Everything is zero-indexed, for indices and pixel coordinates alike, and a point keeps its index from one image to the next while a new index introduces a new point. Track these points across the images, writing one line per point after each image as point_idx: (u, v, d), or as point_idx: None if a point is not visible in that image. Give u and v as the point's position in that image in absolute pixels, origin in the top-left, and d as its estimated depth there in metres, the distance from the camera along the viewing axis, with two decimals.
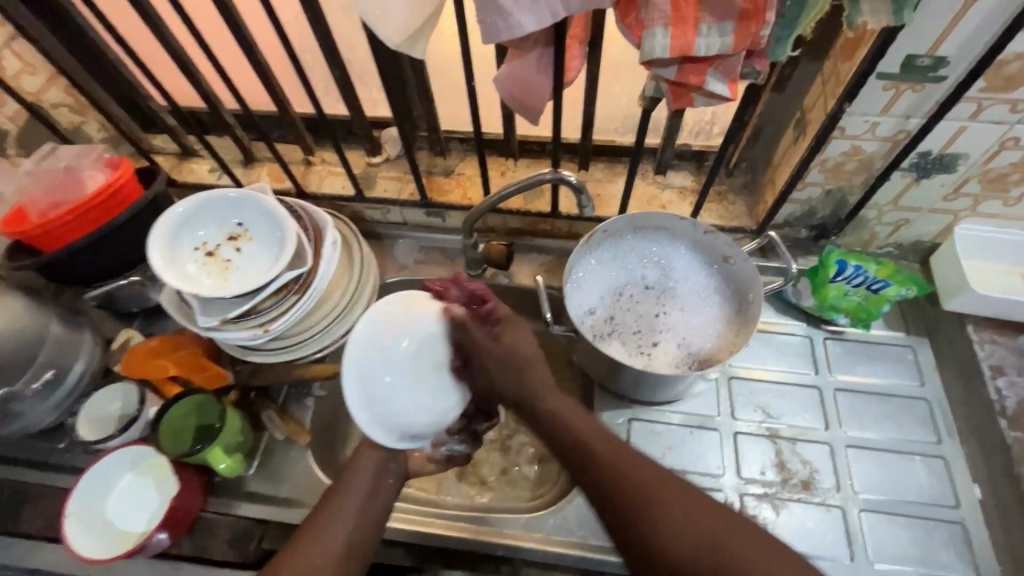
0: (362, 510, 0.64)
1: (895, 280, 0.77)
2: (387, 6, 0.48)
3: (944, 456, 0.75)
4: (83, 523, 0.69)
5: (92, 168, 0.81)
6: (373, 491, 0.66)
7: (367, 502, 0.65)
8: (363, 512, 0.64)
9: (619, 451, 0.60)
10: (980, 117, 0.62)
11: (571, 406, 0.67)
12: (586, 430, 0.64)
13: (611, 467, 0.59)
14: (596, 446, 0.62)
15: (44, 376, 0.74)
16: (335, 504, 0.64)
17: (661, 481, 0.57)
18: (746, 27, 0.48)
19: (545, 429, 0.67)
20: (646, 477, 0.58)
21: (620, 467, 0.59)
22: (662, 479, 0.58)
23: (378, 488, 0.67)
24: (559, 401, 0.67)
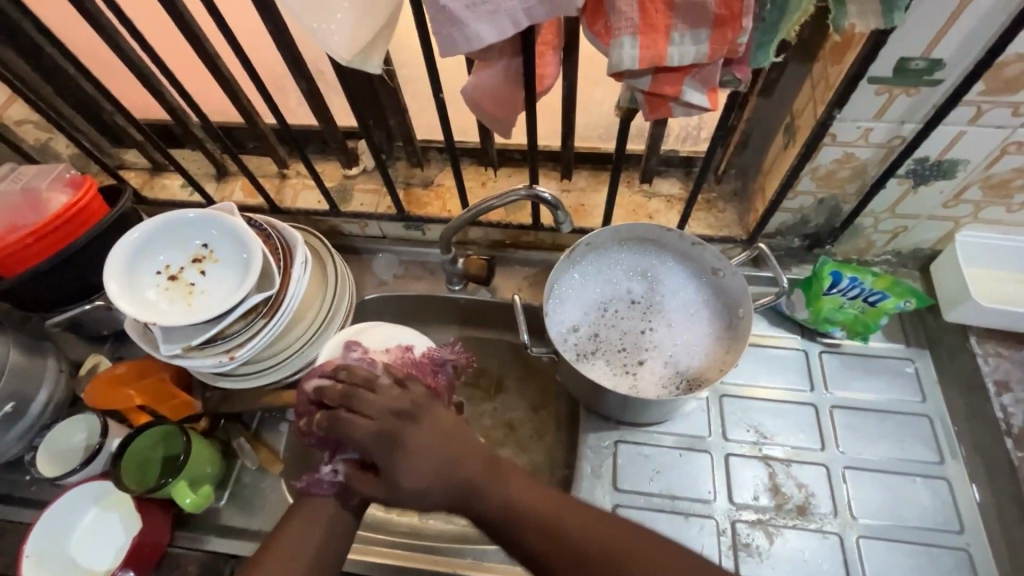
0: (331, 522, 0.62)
1: (893, 292, 0.72)
2: (335, 20, 0.45)
3: (947, 477, 0.71)
4: (44, 564, 0.66)
5: (52, 189, 0.77)
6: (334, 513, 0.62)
7: (331, 522, 0.62)
8: (328, 529, 0.62)
9: (573, 527, 0.55)
10: (981, 121, 0.58)
11: (506, 474, 0.59)
12: (536, 505, 0.57)
13: (581, 541, 0.54)
14: (553, 514, 0.56)
15: (3, 409, 0.71)
16: (304, 517, 0.62)
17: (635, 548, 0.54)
18: (722, 34, 0.44)
19: (498, 522, 0.57)
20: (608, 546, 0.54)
21: (584, 534, 0.55)
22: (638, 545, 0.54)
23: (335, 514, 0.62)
24: (510, 485, 0.58)
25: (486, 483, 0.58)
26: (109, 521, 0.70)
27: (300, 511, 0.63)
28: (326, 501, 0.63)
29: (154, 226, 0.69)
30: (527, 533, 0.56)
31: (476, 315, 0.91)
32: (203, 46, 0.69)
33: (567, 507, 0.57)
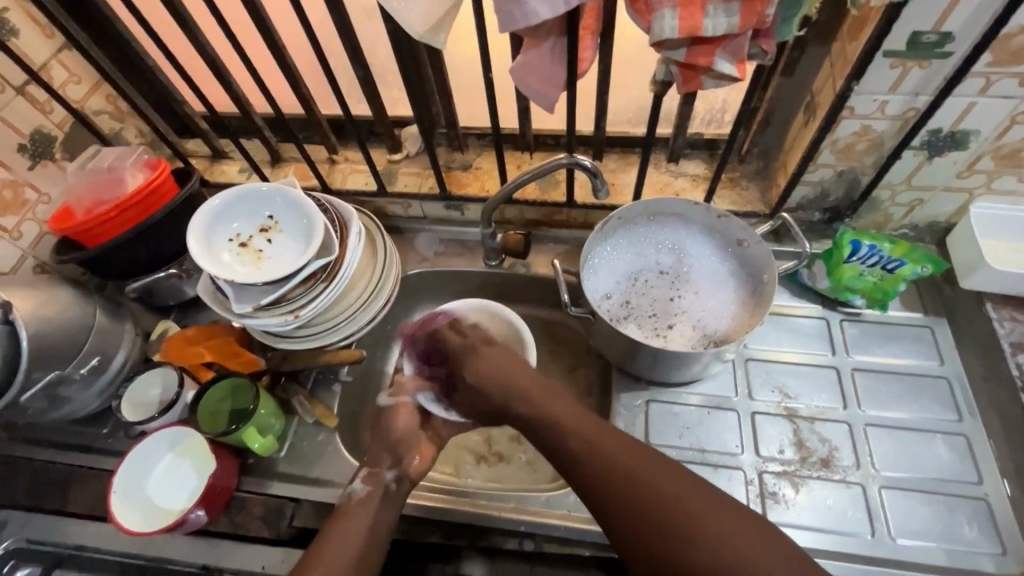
0: (377, 518, 0.66)
1: (911, 258, 0.77)
2: (409, 0, 0.52)
3: (965, 434, 0.75)
4: (127, 500, 0.73)
5: (133, 168, 0.85)
6: (378, 514, 0.67)
7: (376, 519, 0.66)
8: (375, 525, 0.66)
9: (605, 440, 0.61)
10: (990, 92, 0.63)
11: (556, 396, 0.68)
12: (579, 421, 0.64)
13: (609, 447, 0.61)
14: (588, 431, 0.63)
15: (90, 362, 0.78)
16: (351, 515, 0.66)
17: (652, 469, 0.58)
18: (752, 7, 0.50)
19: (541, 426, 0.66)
20: (629, 459, 0.60)
21: (618, 450, 0.61)
22: (657, 464, 0.59)
23: (380, 518, 0.67)
24: (551, 400, 0.68)
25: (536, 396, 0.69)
26: (182, 465, 0.77)
27: (345, 510, 0.67)
28: (364, 503, 0.67)
29: (228, 198, 0.77)
30: (567, 437, 0.63)
31: (512, 289, 0.97)
32: (273, 37, 0.76)
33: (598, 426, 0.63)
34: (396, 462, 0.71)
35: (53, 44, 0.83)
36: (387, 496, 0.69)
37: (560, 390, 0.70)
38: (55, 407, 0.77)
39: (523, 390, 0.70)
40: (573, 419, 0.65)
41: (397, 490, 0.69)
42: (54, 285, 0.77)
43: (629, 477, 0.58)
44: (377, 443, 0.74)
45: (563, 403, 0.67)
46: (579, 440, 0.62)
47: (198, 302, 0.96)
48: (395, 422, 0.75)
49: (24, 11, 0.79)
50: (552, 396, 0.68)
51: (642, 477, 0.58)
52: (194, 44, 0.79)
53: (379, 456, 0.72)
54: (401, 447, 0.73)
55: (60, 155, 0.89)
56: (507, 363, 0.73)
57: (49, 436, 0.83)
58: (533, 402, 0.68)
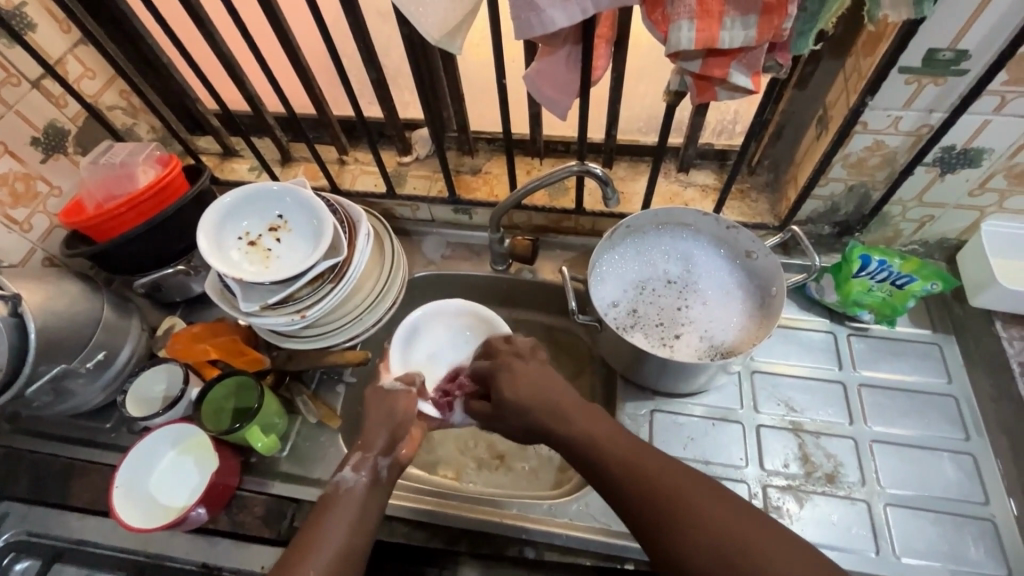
0: (364, 507, 0.65)
1: (920, 275, 0.76)
2: (426, 4, 0.52)
3: (972, 453, 0.74)
4: (130, 495, 0.73)
5: (145, 164, 0.85)
6: (366, 505, 0.65)
7: (363, 510, 0.64)
8: (361, 517, 0.64)
9: (640, 461, 0.59)
10: (1004, 110, 0.63)
11: (596, 419, 0.64)
12: (624, 446, 0.61)
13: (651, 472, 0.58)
14: (632, 456, 0.60)
15: (96, 356, 0.78)
16: (338, 503, 0.64)
17: (709, 497, 0.55)
18: (769, 20, 0.50)
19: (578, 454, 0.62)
20: (681, 482, 0.57)
21: (667, 474, 0.58)
22: (710, 488, 0.56)
23: (366, 508, 0.65)
24: (587, 420, 0.64)
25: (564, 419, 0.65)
26: (185, 463, 0.77)
27: (332, 499, 0.65)
28: (356, 491, 0.65)
29: (238, 196, 0.77)
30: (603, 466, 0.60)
31: (518, 294, 0.97)
32: (289, 39, 0.77)
33: (642, 447, 0.61)
34: (390, 450, 0.70)
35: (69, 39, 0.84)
36: (376, 484, 0.67)
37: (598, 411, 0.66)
38: (60, 400, 0.77)
39: (556, 412, 0.65)
40: (617, 442, 0.61)
41: (388, 477, 0.68)
42: (63, 279, 0.77)
43: (685, 506, 0.55)
44: (375, 421, 0.72)
45: (602, 425, 0.63)
46: (627, 464, 0.59)
47: (205, 299, 0.96)
48: (397, 404, 0.73)
49: (42, 5, 0.79)
50: (593, 418, 0.64)
51: (696, 504, 0.55)
52: (209, 43, 0.79)
53: (372, 437, 0.70)
54: (400, 431, 0.71)
55: (72, 149, 0.89)
56: (542, 378, 0.69)
57: (53, 429, 0.84)
58: (569, 428, 0.64)
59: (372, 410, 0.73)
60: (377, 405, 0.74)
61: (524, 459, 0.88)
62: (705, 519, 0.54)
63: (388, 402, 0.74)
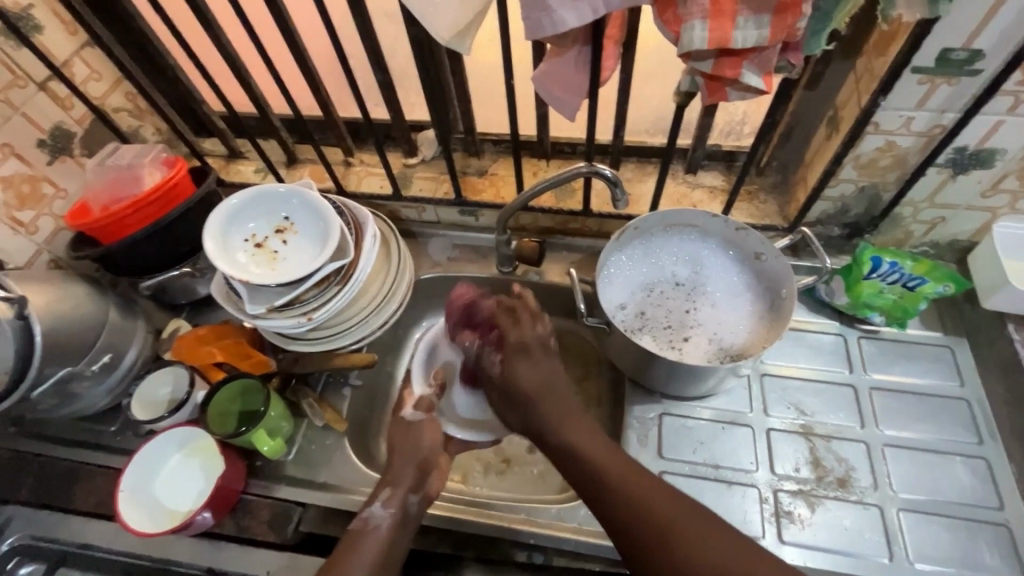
0: (390, 544, 0.65)
1: (932, 277, 0.75)
2: (437, 4, 0.51)
3: (986, 457, 0.73)
4: (135, 500, 0.73)
5: (151, 166, 0.85)
6: (395, 539, 0.65)
7: (389, 548, 0.65)
8: (387, 554, 0.64)
9: (626, 477, 0.60)
10: (1018, 111, 0.63)
11: (580, 426, 0.66)
12: (617, 464, 0.62)
13: (633, 486, 0.59)
14: (617, 471, 0.61)
15: (101, 359, 0.78)
16: (364, 540, 0.64)
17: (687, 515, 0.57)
18: (782, 20, 0.49)
19: (565, 460, 0.64)
20: (667, 509, 0.57)
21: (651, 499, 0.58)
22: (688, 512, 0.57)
23: (393, 546, 0.65)
24: (576, 434, 0.65)
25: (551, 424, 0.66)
26: (190, 466, 0.76)
27: (358, 536, 0.64)
28: (383, 528, 0.65)
29: (244, 198, 0.76)
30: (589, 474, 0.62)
31: None
32: (296, 41, 0.76)
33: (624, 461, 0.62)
34: (419, 486, 0.70)
35: (76, 41, 0.83)
36: (404, 520, 0.67)
37: (593, 426, 0.66)
38: (65, 403, 0.76)
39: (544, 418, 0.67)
40: (610, 461, 0.62)
41: (416, 512, 0.68)
42: (69, 281, 0.77)
43: (666, 525, 0.56)
44: (402, 458, 0.72)
45: (588, 434, 0.65)
46: (619, 483, 0.60)
47: (210, 301, 0.96)
48: (423, 434, 0.75)
49: (48, 7, 0.79)
50: (580, 426, 0.66)
51: (676, 523, 0.56)
52: (216, 45, 0.79)
53: (400, 473, 0.70)
54: (428, 464, 0.72)
55: (79, 151, 0.89)
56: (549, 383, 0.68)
57: (58, 432, 0.83)
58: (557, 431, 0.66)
59: (397, 442, 0.74)
60: (398, 440, 0.74)
61: (531, 463, 0.87)
62: (690, 544, 0.55)
63: (414, 432, 0.75)
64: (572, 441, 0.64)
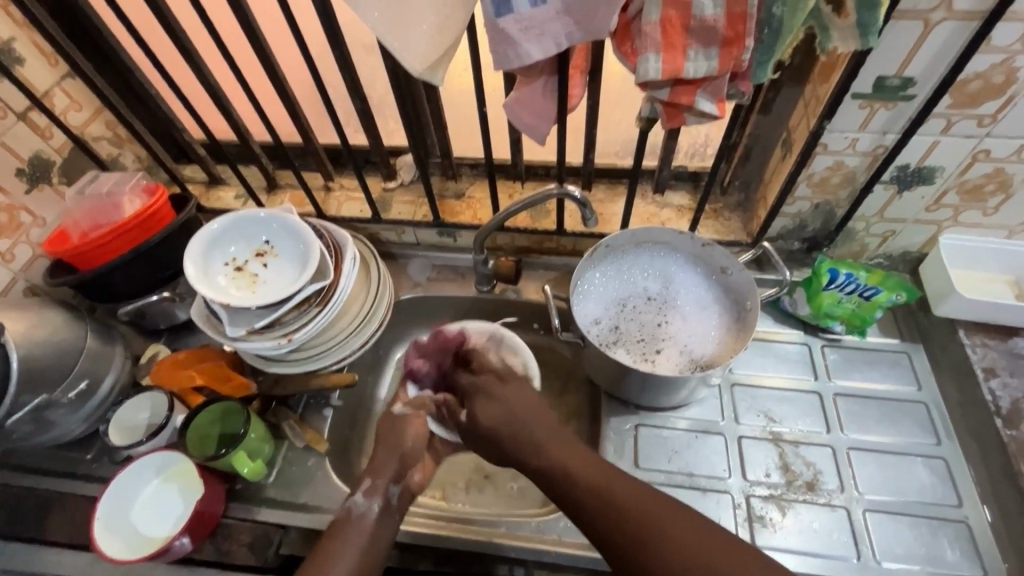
0: (372, 537, 0.66)
1: (885, 286, 0.80)
2: (411, 39, 0.54)
3: (944, 457, 0.77)
4: (111, 527, 0.72)
5: (131, 193, 0.86)
6: (378, 531, 0.67)
7: (373, 541, 0.66)
8: (370, 546, 0.65)
9: (602, 479, 0.61)
10: (951, 131, 0.68)
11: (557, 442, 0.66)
12: (584, 467, 0.63)
13: (604, 487, 0.60)
14: (594, 475, 0.62)
15: (78, 386, 0.77)
16: (349, 532, 0.65)
17: (660, 505, 0.58)
18: (729, 52, 0.54)
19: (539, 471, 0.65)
20: (649, 505, 0.58)
21: (639, 507, 0.58)
22: (663, 506, 0.58)
23: (376, 536, 0.66)
24: (557, 449, 0.65)
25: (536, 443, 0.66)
26: (168, 491, 0.76)
27: (342, 526, 0.66)
28: (367, 519, 0.67)
29: (225, 223, 0.78)
30: (560, 480, 0.63)
31: (503, 314, 0.99)
32: (277, 74, 0.79)
33: (600, 469, 0.62)
34: (400, 477, 0.71)
35: (57, 72, 0.85)
36: (389, 511, 0.69)
37: (565, 434, 0.67)
38: (39, 431, 0.76)
39: (531, 436, 0.66)
40: (590, 470, 0.62)
41: (399, 504, 0.70)
42: (47, 309, 0.77)
43: (638, 516, 0.57)
44: (385, 450, 0.73)
45: (570, 450, 0.65)
46: (587, 484, 0.61)
47: (190, 326, 0.96)
48: (406, 429, 0.75)
49: (30, 41, 0.81)
50: (562, 444, 0.66)
51: (647, 513, 0.57)
52: (196, 75, 0.81)
53: (383, 465, 0.71)
54: (410, 458, 0.73)
55: (57, 179, 0.90)
56: (518, 406, 0.69)
57: (31, 462, 0.82)
58: (538, 449, 0.65)
59: (381, 440, 0.74)
60: (385, 434, 0.75)
61: (513, 478, 0.89)
62: (662, 538, 0.56)
63: (399, 428, 0.75)
64: (544, 450, 0.65)
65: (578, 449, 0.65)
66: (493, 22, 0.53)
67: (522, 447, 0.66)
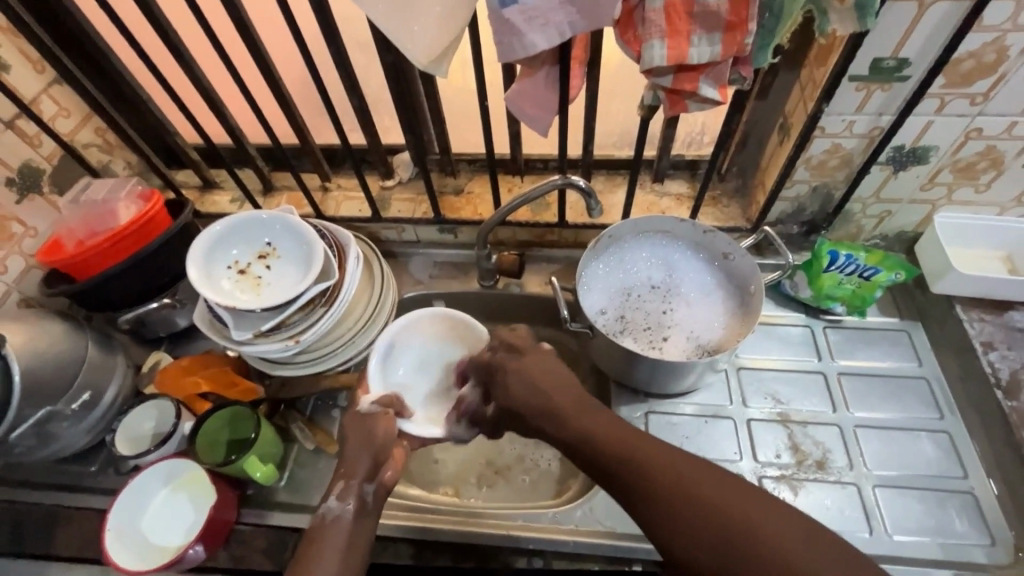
0: (352, 538, 0.62)
1: (884, 266, 0.81)
2: (417, 30, 0.54)
3: (948, 431, 0.79)
4: (122, 539, 0.71)
5: (126, 200, 0.84)
6: (355, 529, 0.63)
7: (351, 541, 0.62)
8: (351, 547, 0.61)
9: (633, 447, 0.59)
10: (945, 110, 0.69)
11: (586, 410, 0.65)
12: (613, 435, 0.61)
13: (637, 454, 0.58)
14: (623, 443, 0.59)
15: (82, 397, 0.76)
16: (328, 535, 0.61)
17: (695, 472, 0.55)
18: (732, 37, 0.54)
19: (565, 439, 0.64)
20: (683, 471, 0.55)
21: (679, 476, 0.55)
22: (698, 470, 0.55)
23: (354, 538, 0.62)
24: (589, 417, 0.64)
25: (560, 410, 0.66)
26: (178, 500, 0.75)
27: (318, 531, 0.62)
28: (343, 521, 0.62)
29: (225, 226, 0.77)
30: (585, 449, 0.62)
31: (507, 309, 0.99)
32: (272, 73, 0.78)
33: (628, 433, 0.61)
34: (373, 475, 0.67)
35: (43, 78, 0.83)
36: (364, 512, 0.64)
37: (592, 403, 0.66)
38: (42, 445, 0.74)
39: (553, 404, 0.66)
40: (616, 441, 0.60)
41: (374, 503, 0.65)
42: (45, 320, 0.75)
43: (673, 485, 0.54)
44: (357, 447, 0.69)
45: (598, 417, 0.63)
46: (616, 452, 0.59)
47: (190, 332, 0.95)
48: (376, 426, 0.71)
49: (15, 47, 0.79)
50: (586, 412, 0.64)
51: (682, 479, 0.55)
52: (188, 76, 0.80)
53: (355, 463, 0.67)
54: (382, 455, 0.68)
55: (48, 189, 0.88)
56: (539, 376, 0.69)
57: (34, 477, 0.81)
58: (562, 416, 0.65)
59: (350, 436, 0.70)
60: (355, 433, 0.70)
61: (524, 471, 0.89)
62: (700, 503, 0.52)
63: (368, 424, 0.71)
64: (564, 417, 0.65)
65: (603, 414, 0.64)
66: (497, 13, 0.53)
67: (544, 411, 0.66)
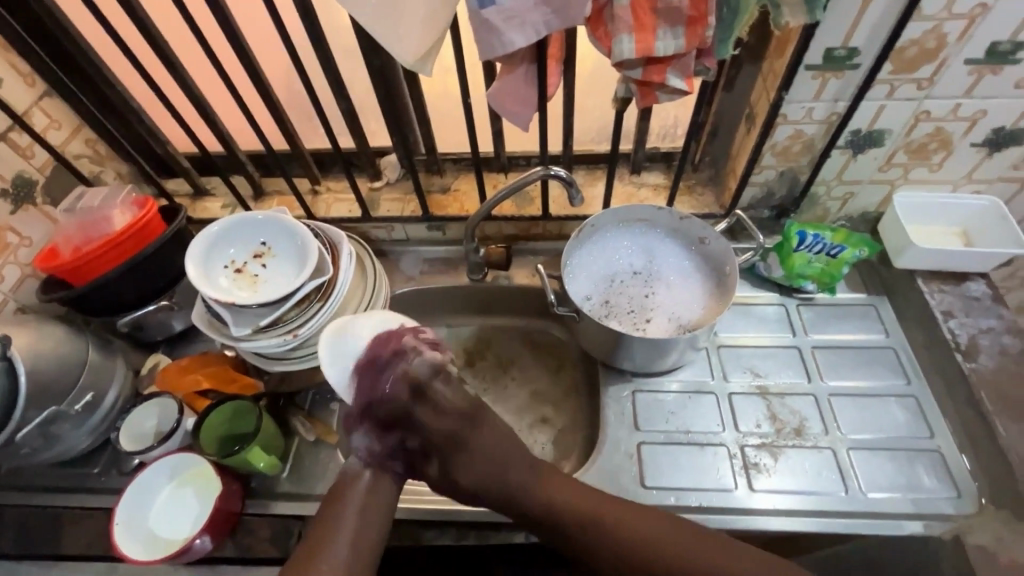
0: (372, 492, 0.72)
1: (850, 243, 0.87)
2: (402, 30, 0.58)
3: (915, 395, 0.84)
4: (132, 531, 0.73)
5: (121, 207, 0.87)
6: (377, 486, 0.73)
7: (371, 496, 0.72)
8: (370, 503, 0.72)
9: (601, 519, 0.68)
10: (895, 95, 0.75)
11: (554, 485, 0.72)
12: (581, 508, 0.69)
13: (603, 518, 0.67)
14: (587, 510, 0.69)
15: (84, 398, 0.78)
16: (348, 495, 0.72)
17: (656, 536, 0.66)
18: (694, 30, 0.59)
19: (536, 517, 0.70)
20: (647, 534, 0.66)
21: (641, 544, 0.66)
22: (656, 523, 0.67)
23: (373, 495, 0.72)
24: (559, 491, 0.71)
25: (532, 486, 0.72)
26: (184, 493, 0.77)
27: (341, 489, 0.73)
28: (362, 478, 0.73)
29: (222, 227, 0.80)
30: (549, 520, 0.69)
31: (496, 301, 1.03)
32: (261, 79, 0.81)
33: (593, 498, 0.70)
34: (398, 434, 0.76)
35: (35, 91, 0.85)
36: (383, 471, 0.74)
37: (559, 475, 0.73)
38: (46, 446, 0.76)
39: (518, 482, 0.72)
40: (607, 508, 0.68)
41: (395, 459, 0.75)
42: (45, 323, 0.77)
43: (640, 543, 0.65)
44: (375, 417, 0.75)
45: (568, 492, 0.71)
46: (584, 528, 0.68)
47: (187, 335, 0.97)
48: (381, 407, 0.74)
49: (7, 62, 0.81)
50: (556, 487, 0.71)
51: (647, 538, 0.66)
52: (180, 84, 0.82)
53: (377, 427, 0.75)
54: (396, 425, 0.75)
55: (42, 199, 0.90)
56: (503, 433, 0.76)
57: (36, 481, 0.82)
58: (532, 492, 0.71)
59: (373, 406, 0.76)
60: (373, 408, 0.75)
61: None
62: (657, 551, 0.65)
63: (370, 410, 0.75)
64: (534, 484, 0.72)
65: (570, 486, 0.72)
66: (477, 14, 0.57)
67: (512, 494, 0.71)
